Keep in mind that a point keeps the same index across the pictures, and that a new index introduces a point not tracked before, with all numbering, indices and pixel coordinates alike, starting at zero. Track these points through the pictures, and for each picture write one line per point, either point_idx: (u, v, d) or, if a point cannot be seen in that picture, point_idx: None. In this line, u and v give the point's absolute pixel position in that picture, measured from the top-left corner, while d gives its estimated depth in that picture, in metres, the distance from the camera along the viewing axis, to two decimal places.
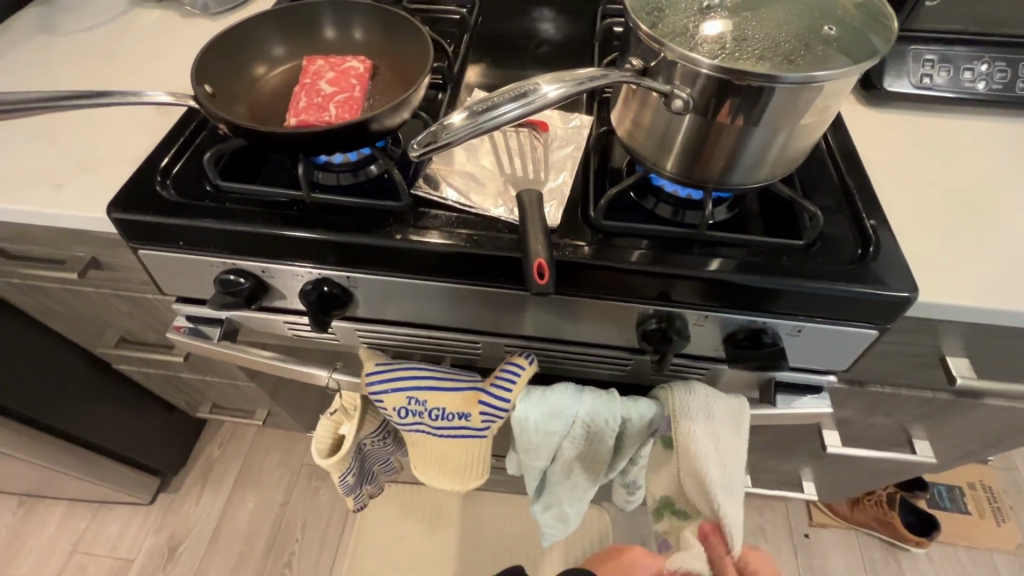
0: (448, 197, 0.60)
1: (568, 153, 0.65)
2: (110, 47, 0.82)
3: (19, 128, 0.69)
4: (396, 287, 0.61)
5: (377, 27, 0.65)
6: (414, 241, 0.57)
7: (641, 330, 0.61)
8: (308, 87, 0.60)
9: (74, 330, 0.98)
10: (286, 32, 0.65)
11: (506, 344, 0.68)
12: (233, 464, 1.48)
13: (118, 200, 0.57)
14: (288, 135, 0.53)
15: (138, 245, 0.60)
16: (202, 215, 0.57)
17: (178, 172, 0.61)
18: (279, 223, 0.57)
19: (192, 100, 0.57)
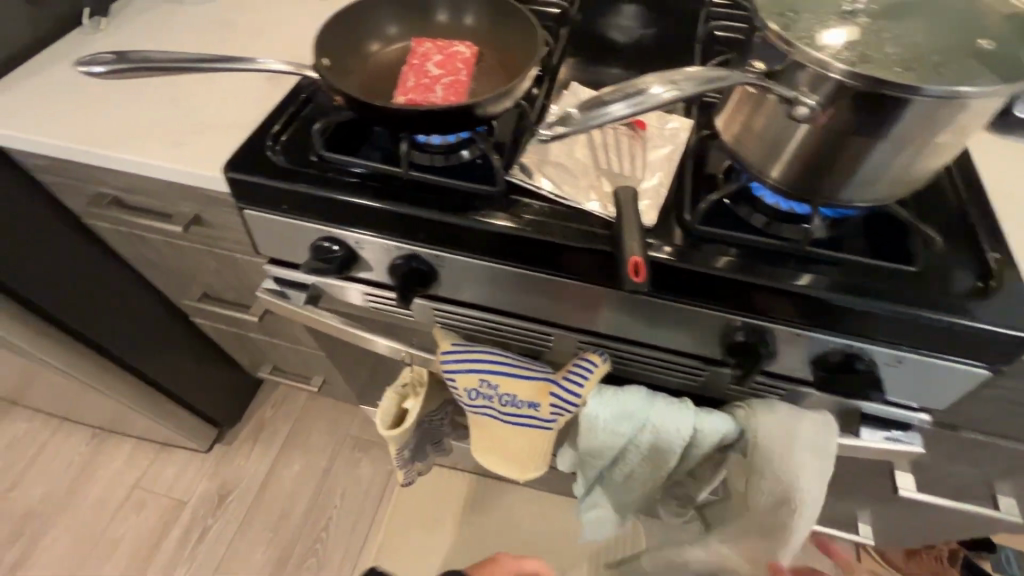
0: (542, 186, 0.59)
1: (665, 153, 0.63)
2: (226, 18, 0.86)
3: (147, 86, 0.74)
4: (479, 270, 0.62)
5: (486, 14, 0.65)
6: (506, 227, 0.57)
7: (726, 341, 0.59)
8: (416, 68, 0.62)
9: (164, 280, 1.05)
10: (398, 13, 0.67)
11: (578, 339, 0.67)
12: (283, 426, 1.55)
13: (233, 161, 0.61)
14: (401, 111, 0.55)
15: (244, 205, 0.63)
16: (308, 182, 0.59)
17: (288, 140, 0.64)
18: (378, 197, 0.58)
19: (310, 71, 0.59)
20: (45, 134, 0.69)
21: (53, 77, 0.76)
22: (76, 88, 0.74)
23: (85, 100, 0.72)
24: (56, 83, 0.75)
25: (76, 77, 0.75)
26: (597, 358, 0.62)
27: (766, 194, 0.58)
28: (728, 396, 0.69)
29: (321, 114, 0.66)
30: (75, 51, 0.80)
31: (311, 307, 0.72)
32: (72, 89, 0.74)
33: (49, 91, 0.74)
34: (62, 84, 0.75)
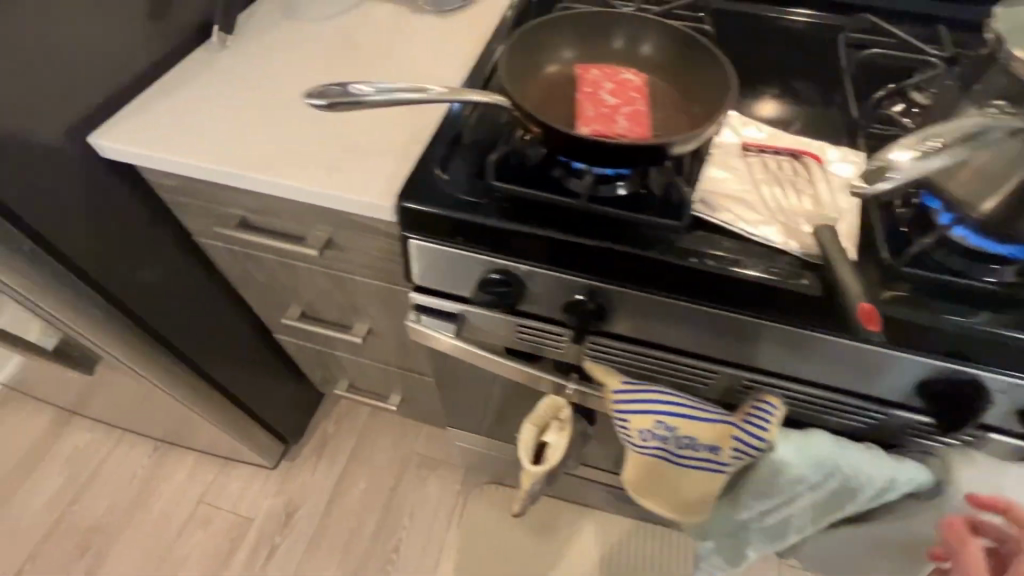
0: (731, 222, 0.57)
1: (848, 188, 0.61)
2: (351, 36, 0.85)
3: (289, 109, 0.72)
4: (656, 307, 0.59)
5: (656, 38, 0.63)
6: (701, 265, 0.55)
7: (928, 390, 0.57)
8: (590, 97, 0.60)
9: (261, 299, 1.02)
10: (563, 38, 0.64)
11: (745, 379, 0.64)
12: (347, 442, 1.52)
13: (408, 191, 0.59)
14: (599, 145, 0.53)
15: (411, 235, 0.61)
16: (490, 215, 0.58)
17: (455, 169, 0.62)
18: (565, 231, 0.57)
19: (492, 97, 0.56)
20: (192, 156, 0.67)
21: (190, 96, 0.74)
22: (215, 108, 0.72)
23: (227, 122, 0.71)
24: (194, 102, 0.73)
25: (214, 97, 0.74)
26: (777, 402, 0.59)
27: (961, 230, 0.54)
28: (897, 442, 0.66)
29: (483, 142, 0.64)
30: (205, 68, 0.79)
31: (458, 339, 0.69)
32: (213, 108, 0.72)
33: (188, 110, 0.72)
34: (201, 103, 0.73)
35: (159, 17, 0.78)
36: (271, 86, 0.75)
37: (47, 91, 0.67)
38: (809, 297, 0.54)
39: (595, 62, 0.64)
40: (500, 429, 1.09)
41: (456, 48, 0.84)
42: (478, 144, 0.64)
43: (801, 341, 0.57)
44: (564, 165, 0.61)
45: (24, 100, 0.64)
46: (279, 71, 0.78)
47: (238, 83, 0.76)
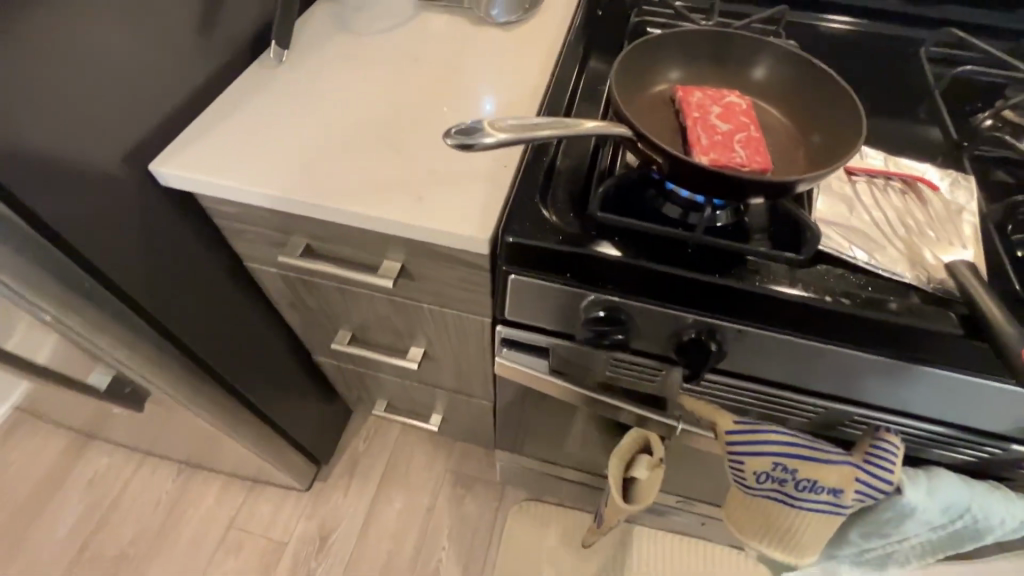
0: (856, 255, 0.54)
1: (965, 216, 0.58)
2: (412, 51, 0.81)
3: (362, 133, 0.69)
4: (775, 345, 0.56)
5: (757, 62, 0.61)
6: (834, 303, 0.51)
7: None
8: (700, 121, 0.57)
9: (308, 324, 0.98)
10: (660, 60, 0.62)
11: (857, 417, 0.61)
12: (380, 460, 1.48)
13: (509, 224, 0.55)
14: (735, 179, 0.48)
15: (512, 270, 0.57)
16: (601, 249, 0.54)
17: (555, 199, 0.58)
18: (684, 267, 0.53)
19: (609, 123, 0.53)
20: (266, 186, 0.63)
21: (254, 120, 0.70)
22: (283, 133, 0.68)
23: (297, 147, 0.67)
24: (259, 126, 0.69)
25: (279, 120, 0.70)
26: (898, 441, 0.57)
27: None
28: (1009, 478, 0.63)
29: (581, 169, 0.61)
30: (264, 87, 0.74)
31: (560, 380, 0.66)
32: (280, 133, 0.68)
33: (254, 136, 0.68)
34: (267, 127, 0.69)
35: (214, 31, 0.74)
36: (338, 108, 0.72)
37: (105, 115, 0.62)
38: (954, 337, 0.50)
39: (695, 84, 0.62)
40: (555, 451, 1.06)
41: (525, 62, 0.81)
42: (577, 172, 0.61)
43: (935, 381, 0.54)
44: (672, 196, 0.58)
45: (84, 125, 0.60)
46: (343, 91, 0.74)
47: (302, 104, 0.72)
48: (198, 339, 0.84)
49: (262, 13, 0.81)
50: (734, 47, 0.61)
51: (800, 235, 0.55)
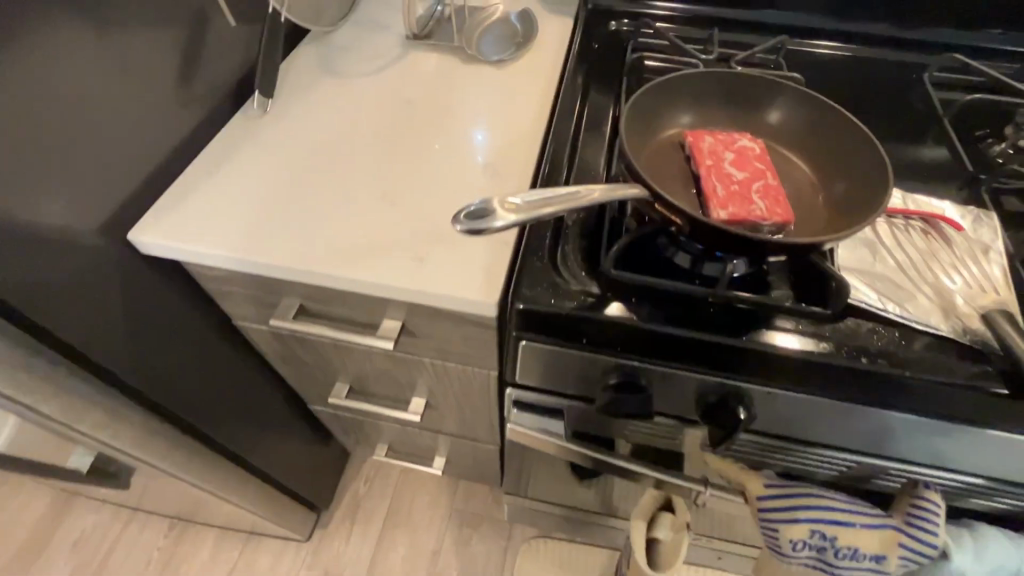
0: (888, 308, 0.51)
1: (993, 257, 0.56)
2: (403, 94, 0.78)
3: (354, 188, 0.65)
4: (807, 407, 0.52)
5: (772, 103, 0.59)
6: (870, 365, 0.48)
7: None
8: (714, 170, 0.54)
9: (303, 376, 0.93)
10: (666, 102, 0.59)
11: (894, 473, 0.58)
12: (382, 502, 1.42)
13: (518, 289, 0.51)
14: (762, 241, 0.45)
15: (524, 336, 0.53)
16: (617, 315, 0.50)
17: (565, 257, 0.54)
18: (707, 331, 0.50)
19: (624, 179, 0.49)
20: (256, 254, 0.59)
21: (240, 180, 0.66)
22: (271, 192, 0.65)
23: (287, 208, 0.63)
24: (245, 187, 0.65)
25: (267, 178, 0.66)
26: (938, 498, 0.53)
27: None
28: None
29: (589, 221, 0.57)
30: (249, 141, 0.71)
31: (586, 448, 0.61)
32: (268, 193, 0.65)
33: (241, 198, 0.64)
34: (254, 187, 0.65)
35: (193, 84, 0.70)
36: (328, 161, 0.68)
37: (79, 179, 0.57)
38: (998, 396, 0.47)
39: (704, 127, 0.59)
40: (566, 494, 1.02)
41: (520, 101, 0.78)
42: (586, 223, 0.57)
43: (977, 440, 0.51)
44: (689, 249, 0.54)
45: (55, 192, 0.55)
46: (333, 141, 0.71)
47: (290, 159, 0.68)
48: (188, 404, 0.79)
49: (244, 59, 0.77)
50: (743, 86, 0.59)
51: (827, 287, 0.52)
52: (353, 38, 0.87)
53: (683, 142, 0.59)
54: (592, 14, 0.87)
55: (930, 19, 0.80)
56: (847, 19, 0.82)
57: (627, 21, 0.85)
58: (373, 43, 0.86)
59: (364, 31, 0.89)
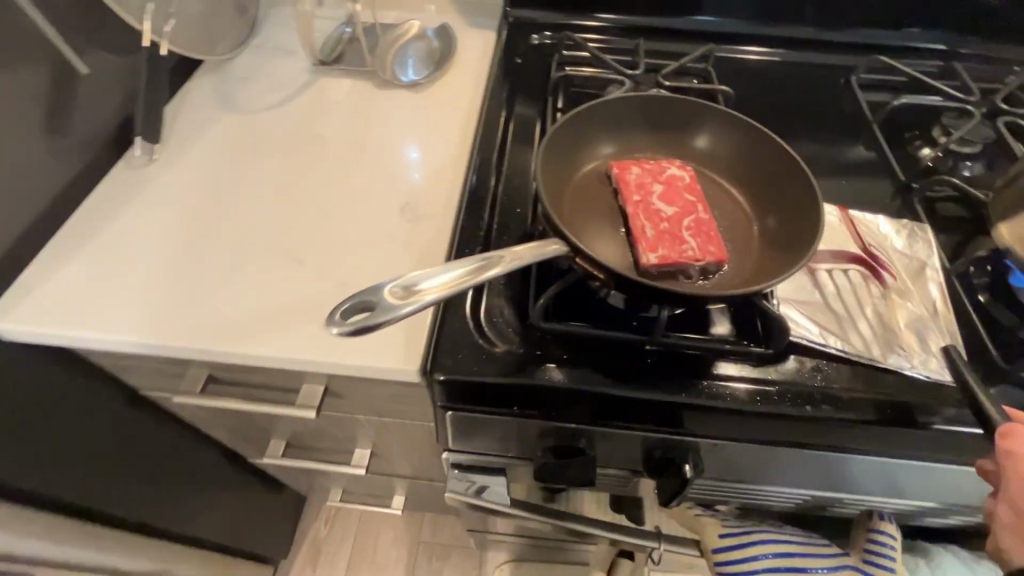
0: (829, 342, 0.48)
1: (928, 273, 0.55)
2: (310, 127, 0.71)
3: (257, 244, 0.58)
4: (755, 453, 0.50)
5: (699, 128, 0.56)
6: (812, 409, 0.46)
7: None
8: (642, 206, 0.50)
9: (234, 437, 0.85)
10: (586, 133, 0.56)
11: (848, 503, 0.56)
12: (346, 545, 1.35)
13: (440, 357, 0.47)
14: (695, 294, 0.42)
15: (451, 407, 0.49)
16: (548, 379, 0.46)
17: (491, 313, 0.49)
18: (644, 387, 0.46)
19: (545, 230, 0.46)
20: (142, 335, 0.52)
21: (121, 245, 0.58)
22: (159, 258, 0.57)
23: (177, 275, 0.56)
24: (127, 254, 0.58)
25: (154, 241, 0.59)
26: (895, 530, 0.52)
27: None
28: None
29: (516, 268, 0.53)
30: (132, 197, 0.63)
31: (541, 516, 0.56)
32: (155, 260, 0.57)
33: (122, 267, 0.57)
34: (138, 254, 0.58)
35: (60, 134, 0.61)
36: (226, 215, 0.61)
37: None
38: (938, 432, 0.46)
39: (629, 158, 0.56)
40: None
41: (441, 128, 0.72)
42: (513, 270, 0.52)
43: (928, 470, 0.49)
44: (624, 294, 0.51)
45: None
46: (231, 190, 0.64)
47: (181, 216, 0.61)
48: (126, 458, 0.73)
49: (125, 99, 0.69)
50: (666, 109, 0.56)
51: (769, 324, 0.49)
52: (254, 65, 0.79)
53: (609, 174, 0.55)
54: (514, 28, 0.82)
55: (852, 19, 0.79)
56: (772, 23, 0.80)
57: (550, 34, 0.81)
58: (278, 69, 0.79)
59: (266, 56, 0.81)
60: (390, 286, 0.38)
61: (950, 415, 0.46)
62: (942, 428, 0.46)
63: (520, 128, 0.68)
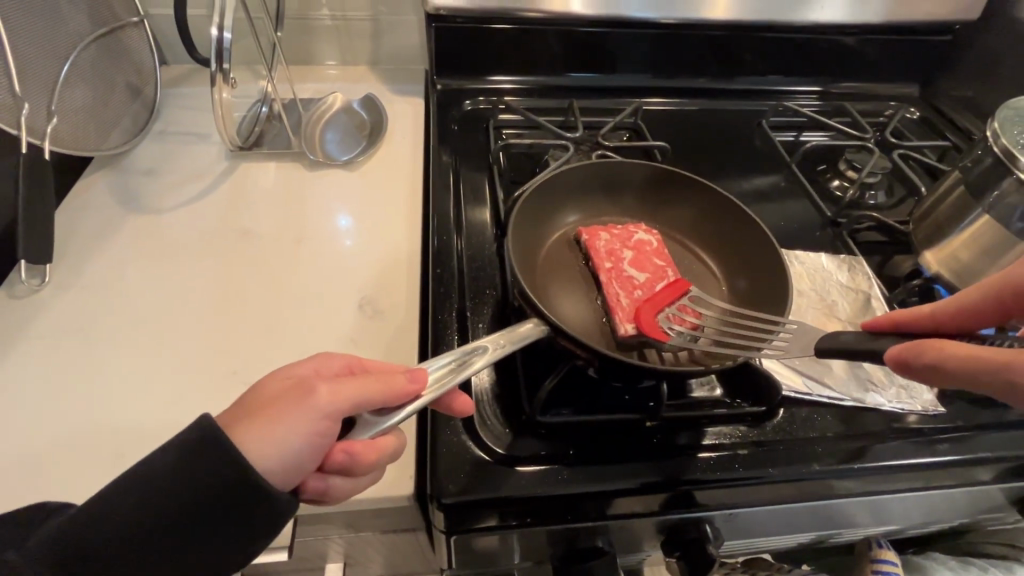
0: (809, 388, 0.52)
1: (873, 305, 0.59)
2: (239, 221, 0.65)
3: (193, 373, 0.51)
4: (764, 515, 0.50)
5: (652, 192, 0.62)
6: (807, 469, 0.47)
7: (1014, 503, 0.56)
8: (616, 275, 0.52)
9: None
10: (551, 207, 0.59)
11: (843, 537, 0.58)
12: None
13: (448, 482, 0.43)
14: (688, 372, 0.43)
15: (455, 532, 0.44)
16: (563, 485, 0.44)
17: (493, 417, 0.47)
18: (656, 472, 0.45)
19: (533, 311, 0.46)
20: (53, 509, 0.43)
21: (16, 397, 0.49)
22: (70, 412, 0.48)
23: (97, 429, 0.47)
24: (25, 415, 0.48)
25: (60, 391, 0.49)
26: (895, 557, 0.58)
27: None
28: (974, 540, 0.64)
29: (507, 360, 0.51)
30: (22, 339, 0.53)
31: None
32: (64, 414, 0.48)
33: (20, 424, 0.47)
34: (41, 410, 0.48)
35: None
36: (151, 338, 0.53)
37: None
38: (918, 463, 0.49)
39: (594, 225, 0.59)
40: None
41: (383, 203, 0.68)
42: (507, 364, 0.51)
43: (912, 498, 0.52)
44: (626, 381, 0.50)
45: None
46: (153, 306, 0.56)
47: (92, 351, 0.52)
48: None
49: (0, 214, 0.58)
50: (628, 175, 0.61)
51: (758, 382, 0.51)
52: (159, 155, 0.71)
53: (580, 240, 0.57)
54: (445, 94, 0.81)
55: (755, 67, 0.87)
56: (685, 75, 0.86)
57: (482, 98, 0.81)
58: (188, 156, 0.71)
59: (172, 143, 0.73)
60: (377, 419, 0.38)
61: (919, 450, 0.50)
62: (921, 458, 0.49)
63: (471, 200, 0.66)
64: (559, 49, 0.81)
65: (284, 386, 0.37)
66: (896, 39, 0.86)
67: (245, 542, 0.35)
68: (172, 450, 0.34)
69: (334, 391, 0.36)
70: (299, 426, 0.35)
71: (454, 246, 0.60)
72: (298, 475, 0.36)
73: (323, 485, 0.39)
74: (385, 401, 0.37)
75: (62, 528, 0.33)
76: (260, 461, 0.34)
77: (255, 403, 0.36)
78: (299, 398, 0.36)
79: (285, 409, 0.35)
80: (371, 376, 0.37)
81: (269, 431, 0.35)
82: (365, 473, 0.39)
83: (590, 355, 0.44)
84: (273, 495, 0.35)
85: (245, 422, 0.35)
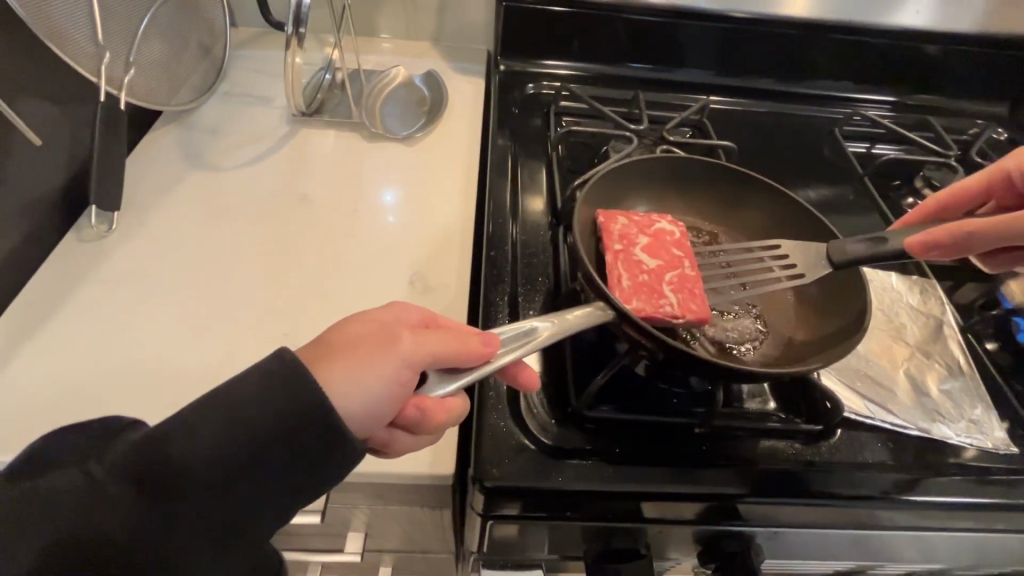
0: (870, 411, 0.49)
1: (946, 332, 0.56)
2: (297, 186, 0.65)
3: (248, 329, 0.52)
4: (810, 536, 0.48)
5: (719, 192, 0.60)
6: (863, 497, 0.45)
7: None
8: (625, 256, 0.48)
9: None
10: (612, 198, 0.58)
11: (882, 570, 0.55)
12: None
13: (490, 463, 0.42)
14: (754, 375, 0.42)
15: (490, 516, 0.43)
16: (606, 480, 0.43)
17: (537, 405, 0.46)
18: (703, 479, 0.44)
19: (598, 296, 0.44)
20: None
21: (82, 334, 0.50)
22: (131, 353, 0.49)
23: (156, 373, 0.48)
24: (92, 351, 0.49)
25: (120, 334, 0.51)
26: None
27: None
28: None
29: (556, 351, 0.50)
30: (88, 281, 0.54)
31: None
32: (124, 356, 0.49)
33: (86, 361, 0.49)
34: (104, 351, 0.49)
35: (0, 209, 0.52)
36: (210, 291, 0.54)
37: None
38: (981, 503, 0.46)
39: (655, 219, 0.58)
40: None
41: (437, 180, 0.67)
42: (556, 354, 0.50)
43: (967, 538, 0.49)
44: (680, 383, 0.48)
45: None
46: (211, 261, 0.57)
47: (154, 298, 0.53)
48: None
49: (74, 159, 0.60)
50: (697, 171, 0.59)
51: (815, 399, 0.49)
52: (221, 116, 0.72)
53: None
54: (506, 76, 0.79)
55: (831, 72, 0.82)
56: (756, 75, 0.82)
57: (543, 83, 0.79)
58: (250, 119, 0.72)
59: (235, 105, 0.73)
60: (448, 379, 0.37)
61: (984, 490, 0.47)
62: (984, 498, 0.46)
63: (526, 185, 0.65)
64: (626, 39, 0.79)
65: (367, 331, 0.37)
66: (988, 53, 0.81)
67: (299, 494, 0.36)
68: (231, 401, 0.34)
69: (417, 340, 0.36)
70: (382, 370, 0.35)
71: (509, 232, 0.59)
72: (372, 420, 0.37)
73: (389, 433, 0.40)
74: (464, 357, 0.37)
75: (124, 464, 0.33)
76: (342, 400, 0.35)
77: (339, 343, 0.37)
78: (383, 344, 0.36)
79: (370, 352, 0.36)
80: (449, 332, 0.37)
81: (355, 372, 0.35)
82: (433, 428, 0.39)
83: (653, 348, 0.43)
84: (348, 445, 0.35)
85: (329, 360, 0.36)
